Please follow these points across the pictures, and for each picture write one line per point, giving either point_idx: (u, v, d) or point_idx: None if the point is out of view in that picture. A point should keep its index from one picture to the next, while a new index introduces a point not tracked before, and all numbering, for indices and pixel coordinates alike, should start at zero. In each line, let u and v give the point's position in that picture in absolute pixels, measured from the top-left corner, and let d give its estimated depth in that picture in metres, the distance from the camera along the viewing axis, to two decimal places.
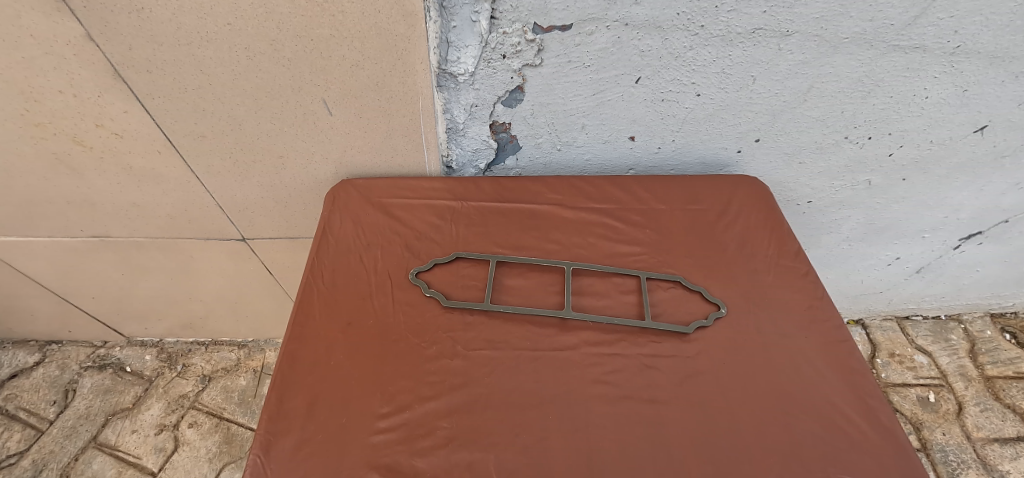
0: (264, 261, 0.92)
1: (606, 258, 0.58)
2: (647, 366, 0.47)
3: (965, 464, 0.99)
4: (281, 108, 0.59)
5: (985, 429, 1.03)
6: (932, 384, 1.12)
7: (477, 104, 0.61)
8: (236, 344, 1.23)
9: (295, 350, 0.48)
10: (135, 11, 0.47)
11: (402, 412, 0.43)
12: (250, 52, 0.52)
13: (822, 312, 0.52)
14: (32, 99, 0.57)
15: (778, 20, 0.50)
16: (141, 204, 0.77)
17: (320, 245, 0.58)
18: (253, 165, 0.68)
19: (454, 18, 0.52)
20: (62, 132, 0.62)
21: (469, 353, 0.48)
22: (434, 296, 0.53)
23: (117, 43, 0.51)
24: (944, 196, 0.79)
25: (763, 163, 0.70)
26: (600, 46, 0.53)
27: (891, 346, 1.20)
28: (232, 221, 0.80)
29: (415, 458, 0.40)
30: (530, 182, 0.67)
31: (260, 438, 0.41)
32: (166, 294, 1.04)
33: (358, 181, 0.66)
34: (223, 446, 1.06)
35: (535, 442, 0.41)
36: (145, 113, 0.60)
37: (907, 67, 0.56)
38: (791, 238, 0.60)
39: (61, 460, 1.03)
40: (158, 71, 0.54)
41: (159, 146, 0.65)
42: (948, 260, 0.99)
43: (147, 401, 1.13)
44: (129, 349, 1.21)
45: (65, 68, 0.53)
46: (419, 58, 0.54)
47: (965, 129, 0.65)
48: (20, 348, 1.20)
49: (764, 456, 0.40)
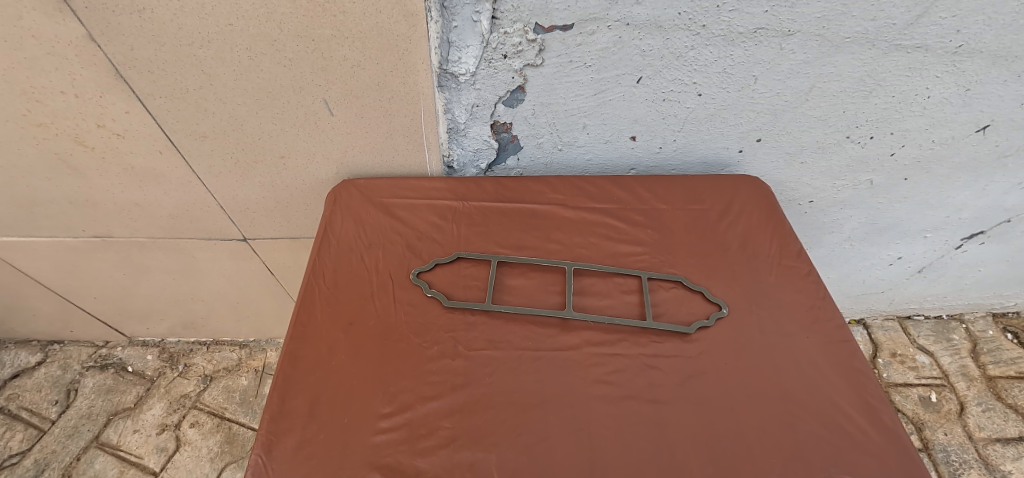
0: (266, 261, 0.92)
1: (608, 258, 0.58)
2: (649, 366, 0.47)
3: (967, 464, 0.99)
4: (282, 108, 0.59)
5: (987, 429, 1.03)
6: (934, 384, 1.12)
7: (478, 104, 0.61)
8: (237, 344, 1.23)
9: (297, 350, 0.48)
10: (137, 11, 0.47)
11: (403, 412, 0.43)
12: (251, 52, 0.52)
13: (824, 312, 0.51)
14: (35, 99, 0.57)
15: (780, 20, 0.50)
16: (143, 204, 0.77)
17: (322, 245, 0.58)
18: (255, 166, 0.68)
19: (455, 18, 0.52)
20: (64, 132, 0.62)
21: (470, 353, 0.48)
22: (435, 296, 0.53)
23: (119, 43, 0.51)
24: (946, 196, 0.79)
25: (765, 162, 0.70)
26: (602, 46, 0.53)
27: (893, 345, 1.20)
28: (234, 221, 0.80)
29: (416, 458, 0.40)
30: (532, 182, 0.67)
31: (261, 438, 0.41)
32: (168, 294, 1.04)
33: (360, 181, 0.66)
34: (225, 446, 1.06)
35: (537, 442, 0.41)
36: (147, 114, 0.60)
37: (910, 67, 0.56)
38: (793, 237, 0.60)
39: (63, 460, 1.03)
40: (160, 71, 0.54)
41: (160, 146, 0.65)
42: (950, 260, 0.99)
43: (149, 401, 1.13)
44: (130, 349, 1.22)
45: (67, 69, 0.53)
46: (420, 58, 0.54)
47: (967, 129, 0.65)
48: (22, 348, 1.20)
49: (766, 457, 0.40)
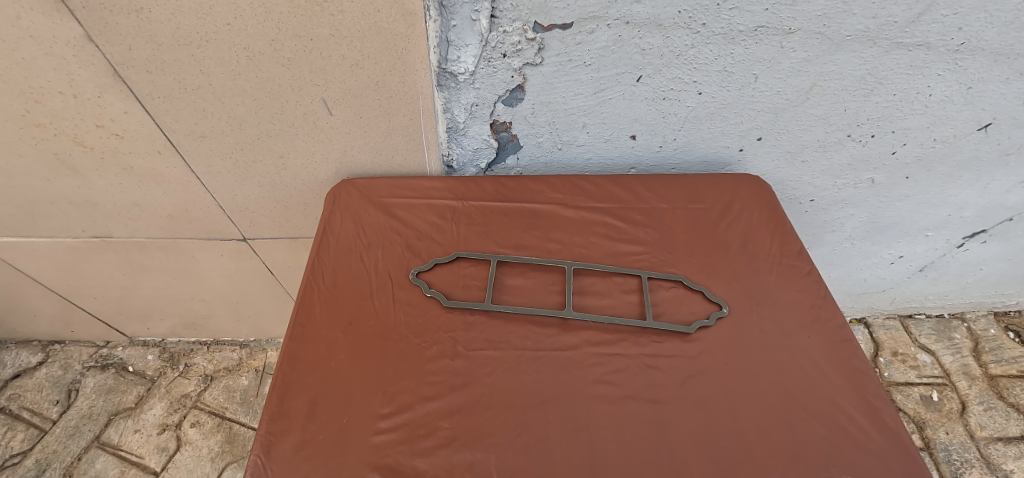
0: (266, 261, 0.92)
1: (608, 257, 0.58)
2: (649, 366, 0.47)
3: (968, 463, 0.99)
4: (281, 108, 0.59)
5: (988, 428, 1.03)
6: (935, 384, 1.11)
7: (478, 103, 0.61)
8: (238, 344, 1.23)
9: (296, 350, 0.48)
10: (134, 11, 0.47)
11: (403, 412, 0.43)
12: (250, 52, 0.52)
13: (825, 311, 0.51)
14: (32, 99, 0.57)
15: (780, 17, 0.50)
16: (142, 204, 0.77)
17: (321, 245, 0.58)
18: (254, 165, 0.68)
19: (454, 17, 0.51)
20: (62, 132, 0.62)
21: (470, 353, 0.48)
22: (435, 296, 0.53)
23: (117, 43, 0.50)
24: (948, 194, 0.79)
25: (765, 161, 0.70)
26: (601, 45, 0.53)
27: (894, 344, 1.19)
28: (234, 221, 0.80)
29: (415, 458, 0.40)
30: (531, 181, 0.66)
31: (261, 438, 0.41)
32: (168, 294, 1.04)
33: (359, 181, 0.66)
34: (225, 445, 1.07)
35: (536, 443, 0.41)
36: (146, 114, 0.60)
37: (911, 65, 0.56)
38: (794, 237, 0.59)
39: (64, 459, 1.03)
40: (159, 71, 0.54)
41: (160, 146, 0.65)
42: (952, 259, 0.98)
43: (150, 401, 1.13)
44: (131, 349, 1.22)
45: (65, 69, 0.53)
46: (419, 57, 0.53)
47: (969, 127, 0.65)
48: (23, 348, 1.21)
49: (766, 457, 0.40)
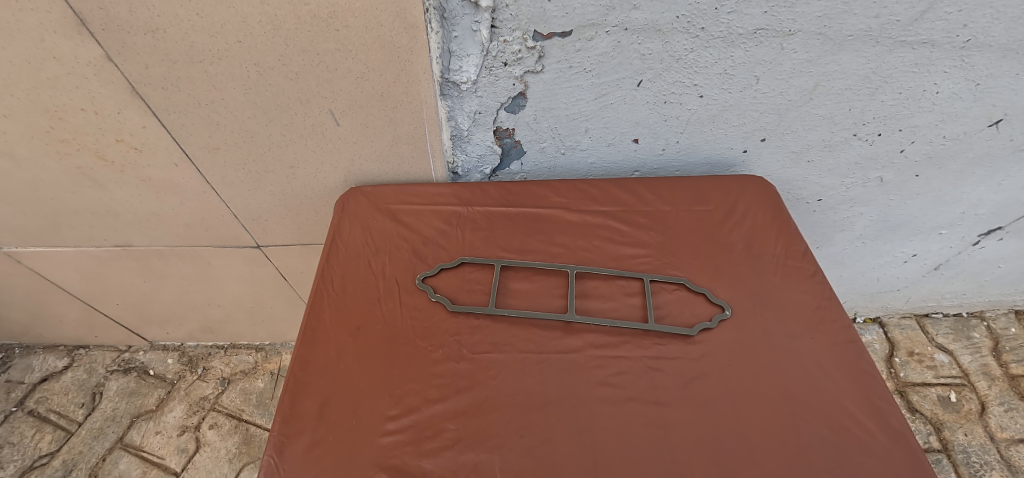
0: (278, 267, 0.94)
1: (611, 260, 0.58)
2: (652, 368, 0.47)
3: (989, 465, 0.96)
4: (290, 120, 0.61)
5: (1010, 429, 1.00)
6: (953, 384, 1.09)
7: (481, 111, 0.62)
8: (254, 347, 1.26)
9: (306, 354, 0.49)
10: (150, 31, 0.49)
11: (410, 414, 0.44)
12: (260, 68, 0.54)
13: (831, 313, 0.51)
14: (57, 117, 0.60)
15: (779, 19, 0.50)
16: (160, 214, 0.79)
17: (331, 252, 0.59)
18: (266, 175, 0.70)
19: (455, 28, 0.53)
20: (85, 147, 0.65)
21: (475, 356, 0.49)
22: (440, 301, 0.54)
23: (134, 61, 0.53)
24: (960, 191, 0.77)
25: (771, 162, 0.69)
26: (601, 51, 0.54)
27: (910, 344, 1.17)
28: (247, 228, 0.82)
29: (421, 459, 0.41)
30: (535, 186, 0.67)
31: (273, 439, 0.43)
32: (185, 299, 1.07)
33: (367, 189, 0.68)
34: (242, 447, 1.09)
35: (540, 444, 0.42)
36: (162, 127, 0.62)
37: (916, 63, 0.55)
38: (798, 237, 0.59)
39: (89, 460, 1.07)
40: (173, 87, 0.56)
41: (176, 159, 0.67)
42: (968, 257, 0.97)
43: (170, 403, 1.16)
44: (151, 353, 1.26)
45: (86, 87, 0.56)
46: (421, 69, 0.55)
47: (979, 124, 0.64)
48: (50, 352, 1.25)
49: (769, 458, 0.40)
